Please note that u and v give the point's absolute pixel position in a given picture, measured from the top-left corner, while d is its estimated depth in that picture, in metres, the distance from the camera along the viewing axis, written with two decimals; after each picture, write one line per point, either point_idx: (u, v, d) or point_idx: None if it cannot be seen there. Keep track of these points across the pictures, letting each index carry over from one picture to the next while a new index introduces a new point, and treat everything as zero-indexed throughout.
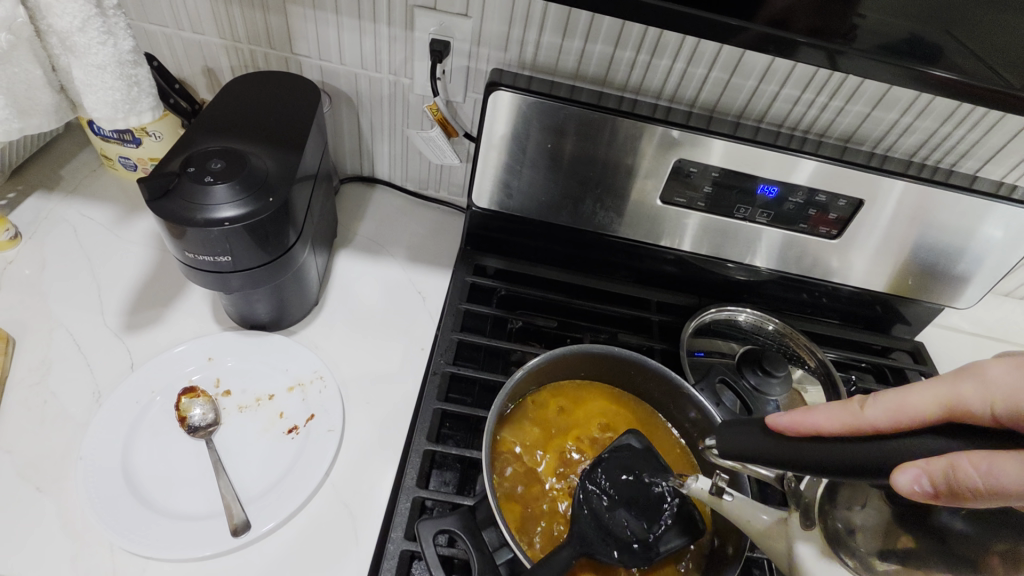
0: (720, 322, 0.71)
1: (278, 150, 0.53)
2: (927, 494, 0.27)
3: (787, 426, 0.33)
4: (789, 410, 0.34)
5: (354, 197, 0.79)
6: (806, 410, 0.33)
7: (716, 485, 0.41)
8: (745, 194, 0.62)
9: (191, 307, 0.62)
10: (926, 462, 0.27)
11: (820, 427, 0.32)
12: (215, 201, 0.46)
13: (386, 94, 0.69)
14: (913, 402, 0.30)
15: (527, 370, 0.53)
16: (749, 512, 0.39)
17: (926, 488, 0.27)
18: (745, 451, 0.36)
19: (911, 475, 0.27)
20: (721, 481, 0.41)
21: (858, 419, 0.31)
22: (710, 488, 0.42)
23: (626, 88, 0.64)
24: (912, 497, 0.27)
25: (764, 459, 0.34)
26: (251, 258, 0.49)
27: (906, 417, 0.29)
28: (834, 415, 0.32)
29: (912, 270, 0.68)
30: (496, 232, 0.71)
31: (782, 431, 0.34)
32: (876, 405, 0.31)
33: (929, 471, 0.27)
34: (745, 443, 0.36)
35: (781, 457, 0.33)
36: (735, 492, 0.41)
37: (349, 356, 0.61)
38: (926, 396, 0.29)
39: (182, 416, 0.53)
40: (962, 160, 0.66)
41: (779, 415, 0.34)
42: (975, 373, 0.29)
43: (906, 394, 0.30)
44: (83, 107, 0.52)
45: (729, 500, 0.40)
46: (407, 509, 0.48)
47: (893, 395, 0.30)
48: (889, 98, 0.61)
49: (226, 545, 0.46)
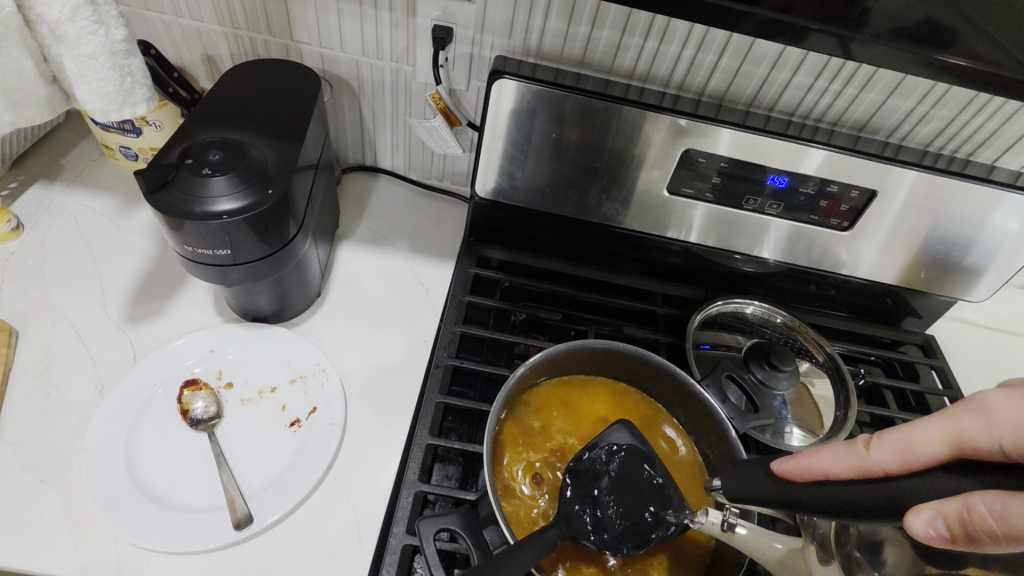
0: (726, 315, 0.70)
1: (277, 139, 0.52)
2: (942, 537, 0.27)
3: (794, 473, 0.35)
4: (795, 455, 0.36)
5: (357, 188, 0.78)
6: (812, 453, 0.35)
7: (726, 521, 0.42)
8: (754, 185, 0.61)
9: (193, 298, 0.62)
10: (939, 504, 0.27)
11: (828, 471, 0.33)
12: (214, 193, 0.46)
13: (388, 82, 0.68)
14: (917, 441, 0.30)
15: (529, 366, 0.52)
16: (763, 543, 0.41)
17: (940, 530, 0.27)
18: (757, 495, 0.38)
19: (924, 517, 0.27)
20: (730, 515, 0.42)
21: (863, 461, 0.32)
22: (720, 524, 0.43)
23: (634, 76, 0.63)
24: (929, 542, 0.27)
25: (774, 498, 0.36)
26: (251, 251, 0.49)
27: (910, 455, 0.30)
28: (839, 458, 0.33)
29: (924, 262, 0.66)
30: (500, 223, 0.70)
31: (790, 478, 0.35)
32: (880, 445, 0.32)
33: (943, 513, 0.27)
34: (754, 482, 0.38)
35: (790, 499, 0.35)
36: (747, 522, 0.42)
37: (351, 349, 0.61)
38: (928, 434, 0.30)
39: (185, 409, 0.52)
40: (979, 149, 0.64)
41: (786, 462, 0.36)
42: (977, 408, 0.30)
43: (909, 432, 0.31)
44: (76, 99, 0.51)
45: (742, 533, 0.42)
46: (408, 504, 0.48)
47: (897, 433, 0.31)
48: (905, 86, 0.59)
49: (229, 538, 0.46)
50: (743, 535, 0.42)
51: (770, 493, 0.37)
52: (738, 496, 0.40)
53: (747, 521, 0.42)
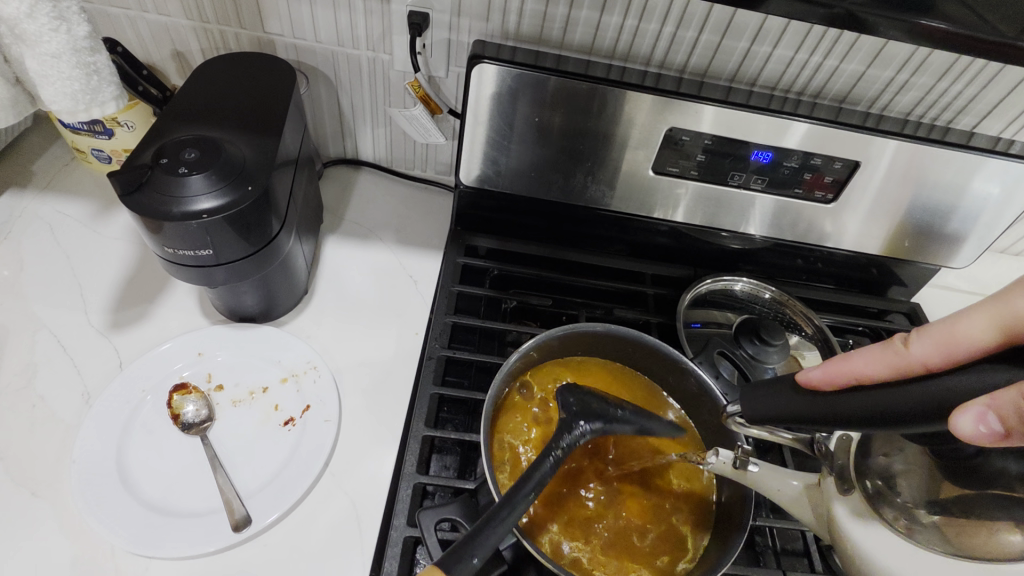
0: (715, 292, 0.70)
1: (254, 135, 0.51)
2: (994, 430, 0.28)
3: (821, 381, 0.37)
4: (820, 364, 0.37)
5: (339, 180, 0.77)
6: (842, 359, 0.36)
7: (740, 459, 0.46)
8: (739, 161, 0.61)
9: (178, 301, 0.60)
10: (990, 400, 0.28)
11: (863, 372, 0.35)
12: (192, 192, 0.45)
13: (365, 71, 0.67)
14: (962, 331, 0.34)
15: (523, 353, 0.52)
16: (777, 480, 0.44)
17: (991, 426, 0.28)
18: (771, 414, 0.40)
19: (975, 414, 0.28)
20: (743, 455, 0.46)
21: (904, 357, 0.35)
22: (733, 462, 0.46)
23: (615, 56, 0.62)
24: (980, 438, 0.28)
25: (787, 414, 0.38)
26: (234, 250, 0.48)
27: (954, 345, 0.33)
28: (880, 358, 0.35)
29: (908, 232, 0.67)
30: (487, 210, 0.70)
31: (816, 385, 0.37)
32: (922, 340, 0.34)
33: (994, 408, 0.28)
34: (767, 404, 0.40)
35: (810, 412, 0.36)
36: (760, 463, 0.45)
37: (342, 344, 0.60)
38: (974, 324, 0.34)
39: (175, 414, 0.52)
40: (960, 116, 0.64)
41: (812, 371, 0.38)
42: (1018, 293, 0.34)
43: (956, 324, 0.34)
44: (40, 100, 0.50)
45: (754, 472, 0.45)
46: (408, 496, 0.48)
47: (940, 327, 0.34)
48: (885, 55, 0.59)
49: (228, 540, 0.45)
50: (755, 473, 0.45)
51: (789, 407, 0.38)
52: (752, 415, 0.41)
53: (760, 462, 0.45)
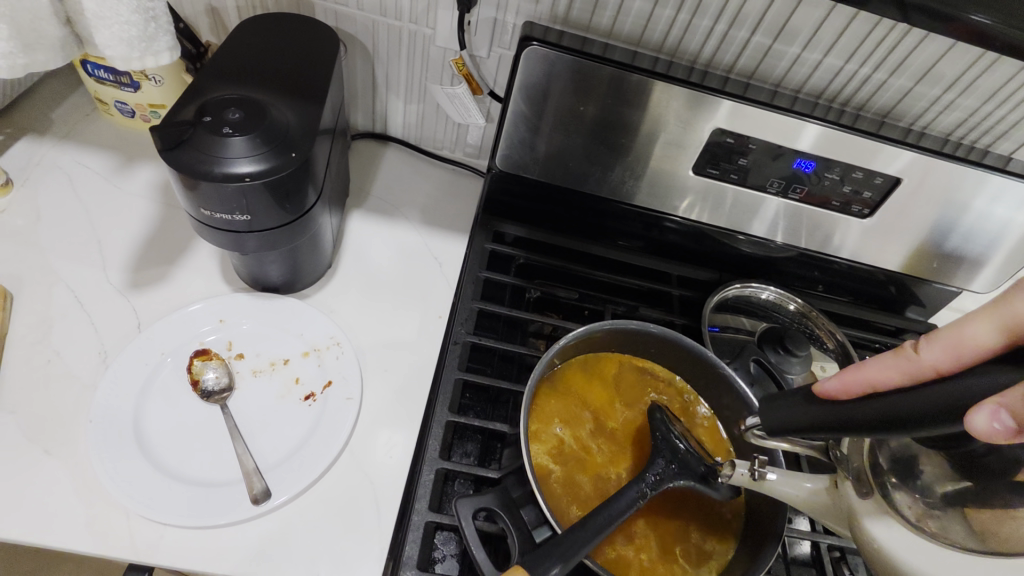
0: (741, 298, 0.70)
1: (298, 101, 0.49)
2: (1009, 429, 0.27)
3: (836, 391, 0.36)
4: (834, 377, 0.36)
5: (365, 154, 0.75)
6: (855, 368, 0.35)
7: (757, 469, 0.43)
8: (780, 168, 0.60)
9: (199, 265, 0.59)
10: (1002, 397, 0.27)
11: (875, 382, 0.34)
12: (233, 153, 0.43)
13: (404, 45, 0.65)
14: (969, 336, 0.32)
15: (562, 344, 0.52)
16: (792, 485, 0.43)
17: (1006, 423, 0.27)
18: (794, 423, 0.38)
19: (989, 412, 0.27)
20: (760, 462, 0.44)
21: (913, 363, 0.33)
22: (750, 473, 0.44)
23: (662, 50, 0.61)
24: (993, 436, 0.27)
25: (810, 425, 0.36)
26: (270, 217, 0.46)
27: (961, 350, 0.32)
28: (890, 367, 0.34)
29: (933, 253, 0.67)
30: (515, 197, 0.68)
31: (833, 396, 0.36)
32: (929, 347, 0.33)
33: (1007, 405, 0.27)
34: (790, 415, 0.38)
35: (827, 420, 0.35)
36: (776, 469, 0.44)
37: (364, 322, 0.59)
38: (981, 327, 0.32)
39: (195, 380, 0.50)
40: (998, 141, 0.64)
41: (827, 382, 0.37)
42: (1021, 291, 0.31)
43: (961, 329, 0.32)
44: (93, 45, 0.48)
45: (774, 479, 0.43)
46: (430, 480, 0.47)
47: (948, 332, 0.33)
48: (934, 73, 0.58)
49: (245, 513, 0.44)
50: (773, 480, 0.43)
51: (809, 419, 0.36)
52: (777, 425, 0.39)
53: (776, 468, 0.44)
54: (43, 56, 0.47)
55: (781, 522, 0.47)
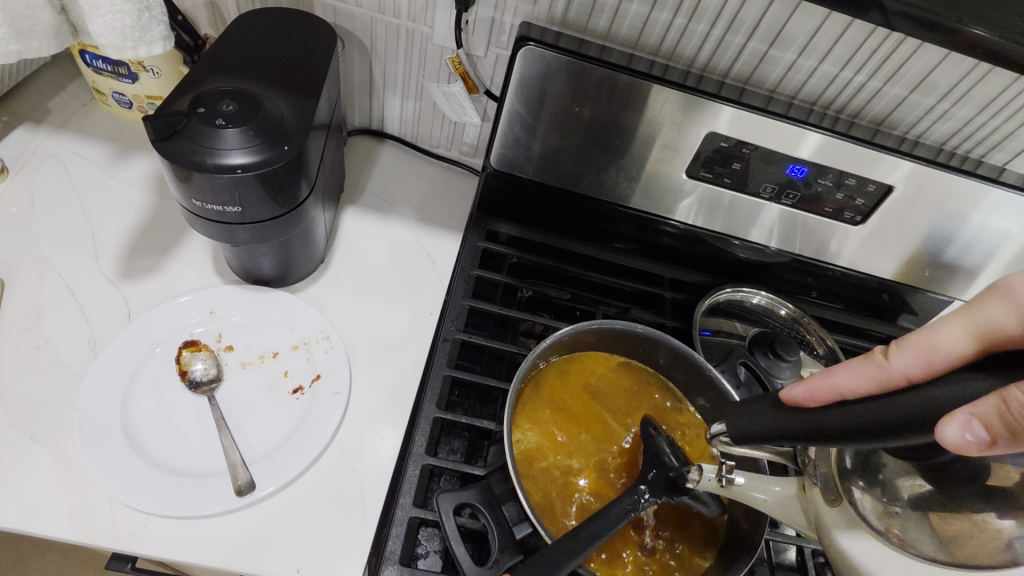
0: (732, 303, 0.70)
1: (293, 94, 0.49)
2: (980, 440, 0.27)
3: (806, 399, 0.35)
4: (802, 384, 0.36)
5: (361, 151, 0.76)
6: (823, 375, 0.35)
7: (724, 475, 0.43)
8: (773, 173, 0.60)
9: (191, 256, 0.59)
10: (973, 408, 0.27)
11: (843, 389, 0.33)
12: (226, 145, 0.43)
13: (402, 43, 0.66)
14: (941, 342, 0.32)
15: (550, 342, 0.52)
16: (760, 487, 0.42)
17: (977, 434, 0.27)
18: (764, 433, 0.37)
19: (960, 424, 0.27)
20: (727, 469, 0.43)
21: (884, 370, 0.33)
22: (717, 477, 0.43)
23: (659, 53, 0.61)
24: (965, 447, 0.27)
25: (781, 434, 0.36)
26: (262, 209, 0.46)
27: (932, 356, 0.32)
28: (860, 371, 0.33)
29: (925, 261, 0.67)
30: (510, 196, 0.69)
31: (802, 403, 0.35)
32: (899, 353, 0.33)
33: (978, 415, 0.27)
34: (757, 425, 0.37)
35: (799, 429, 0.34)
36: (744, 472, 0.43)
37: (355, 317, 0.59)
38: (952, 334, 0.33)
39: (183, 370, 0.50)
40: (992, 151, 0.64)
41: (794, 388, 0.36)
42: (993, 300, 0.33)
43: (932, 335, 0.33)
44: (86, 32, 0.48)
45: (740, 484, 0.42)
46: (415, 476, 0.47)
47: (918, 339, 0.33)
48: (929, 83, 0.58)
49: (230, 504, 0.44)
50: (742, 485, 0.43)
51: (780, 427, 0.36)
52: (743, 435, 0.38)
53: (744, 471, 0.43)
54: (36, 42, 0.47)
55: (759, 531, 0.47)
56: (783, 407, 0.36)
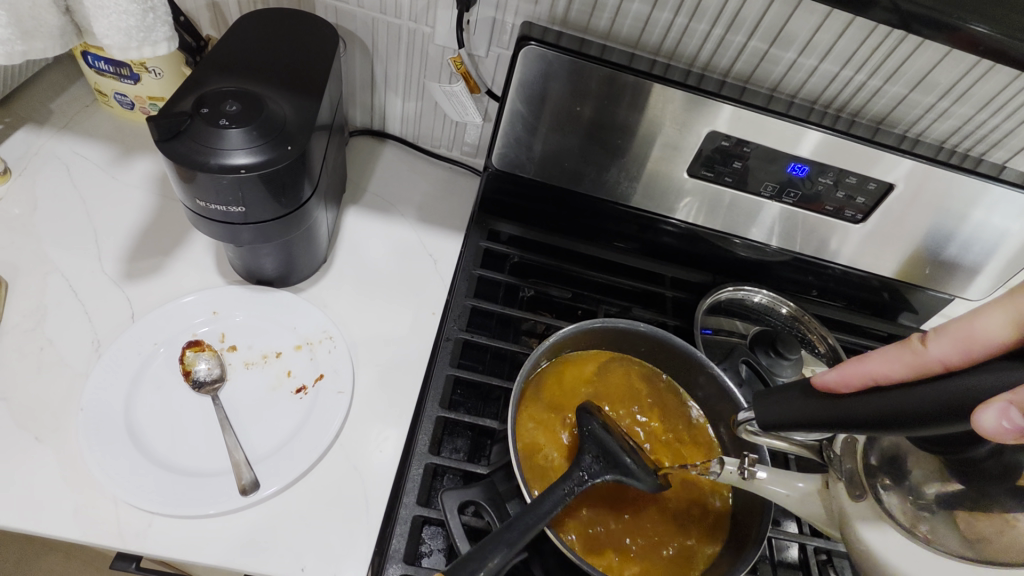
0: (734, 301, 0.70)
1: (295, 94, 0.49)
2: (1017, 428, 0.26)
3: (837, 384, 0.35)
4: (832, 367, 0.36)
5: (362, 151, 0.76)
6: (857, 361, 0.35)
7: (747, 468, 0.43)
8: (773, 172, 0.61)
9: (194, 257, 0.59)
10: (1012, 395, 0.27)
11: (876, 376, 0.34)
12: (229, 145, 0.43)
13: (403, 43, 0.66)
14: (981, 330, 0.31)
15: (553, 340, 0.52)
16: (784, 483, 0.43)
17: (1015, 422, 0.26)
18: (789, 420, 0.37)
19: (997, 411, 0.27)
20: (749, 462, 0.44)
21: (919, 358, 0.33)
22: (739, 471, 0.44)
23: (660, 53, 0.61)
24: (1000, 435, 0.27)
25: (807, 422, 0.36)
26: (265, 209, 0.47)
27: (971, 345, 0.31)
28: (895, 359, 0.33)
29: (926, 259, 0.67)
30: (512, 196, 0.69)
31: (832, 389, 0.35)
32: (936, 341, 0.32)
33: (1016, 403, 0.27)
34: (784, 411, 0.38)
35: (826, 417, 0.35)
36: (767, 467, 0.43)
37: (358, 317, 0.60)
38: (995, 321, 0.31)
39: (187, 370, 0.51)
40: (992, 149, 0.64)
41: (826, 373, 0.36)
42: None
43: (973, 323, 0.32)
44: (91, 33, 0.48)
45: (763, 478, 0.43)
46: (418, 475, 0.47)
47: (958, 326, 0.32)
48: (929, 81, 0.59)
49: (235, 503, 0.45)
50: (764, 479, 0.43)
51: (806, 414, 0.36)
52: (771, 421, 0.39)
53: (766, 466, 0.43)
54: (41, 44, 0.48)
55: (765, 525, 0.47)
56: (811, 396, 0.36)
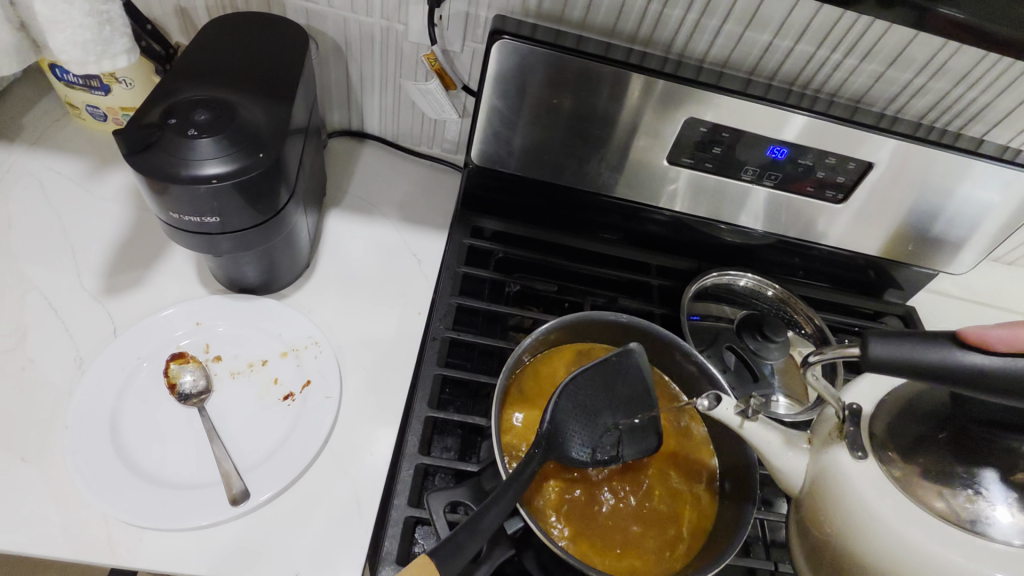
0: (719, 287, 0.70)
1: (266, 99, 0.49)
2: None
3: (996, 343, 0.31)
4: (998, 324, 0.31)
5: (342, 152, 0.75)
6: None
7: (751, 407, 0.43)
8: (753, 156, 0.60)
9: (175, 268, 0.59)
10: None
11: None
12: (201, 155, 0.43)
13: (377, 42, 0.65)
14: None
15: (535, 336, 0.52)
16: (776, 436, 0.42)
17: None
18: (903, 367, 0.33)
19: None
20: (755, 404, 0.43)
21: None
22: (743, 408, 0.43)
23: (636, 40, 0.61)
24: None
25: (937, 374, 0.32)
26: (242, 217, 0.46)
27: None
28: None
29: (910, 236, 0.68)
30: (494, 191, 0.69)
31: (989, 346, 0.31)
32: None
33: None
34: (908, 360, 0.32)
35: (962, 373, 0.31)
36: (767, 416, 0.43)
37: (343, 320, 0.59)
38: None
39: (172, 383, 0.50)
40: (970, 123, 0.64)
41: (990, 328, 0.31)
42: None
43: None
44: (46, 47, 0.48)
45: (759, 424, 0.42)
46: (409, 476, 0.48)
47: None
48: (905, 58, 0.59)
49: (226, 513, 0.45)
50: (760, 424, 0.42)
51: (939, 366, 0.32)
52: (878, 364, 0.33)
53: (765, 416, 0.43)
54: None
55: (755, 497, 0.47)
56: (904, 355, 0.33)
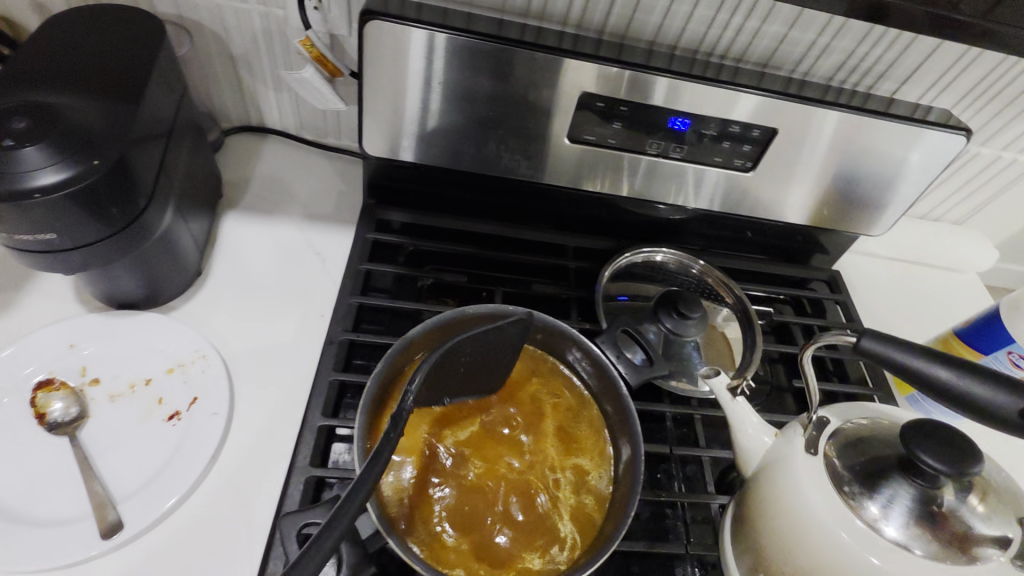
0: (636, 264, 0.69)
1: (104, 100, 0.45)
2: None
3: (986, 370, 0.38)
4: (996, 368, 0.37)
5: (241, 149, 0.71)
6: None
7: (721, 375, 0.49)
8: (656, 129, 0.58)
9: (48, 287, 0.55)
10: None
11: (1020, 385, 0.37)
12: (24, 166, 0.39)
13: (258, 30, 0.61)
14: None
15: (409, 339, 0.48)
16: (749, 427, 0.48)
17: None
18: (898, 360, 0.40)
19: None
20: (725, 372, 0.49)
21: None
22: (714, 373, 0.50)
23: (529, 14, 0.58)
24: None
25: (912, 368, 0.39)
26: (87, 230, 0.43)
27: None
28: None
29: (829, 201, 0.66)
30: (400, 181, 0.65)
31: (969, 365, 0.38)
32: None
33: None
34: (904, 354, 0.40)
35: (931, 372, 0.39)
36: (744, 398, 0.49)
37: (237, 329, 0.56)
38: None
39: (40, 413, 0.47)
40: (881, 81, 0.63)
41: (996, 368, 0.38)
42: None
43: None
44: None
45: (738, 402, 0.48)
46: (299, 490, 0.46)
47: None
48: (806, 17, 0.57)
49: (96, 549, 0.42)
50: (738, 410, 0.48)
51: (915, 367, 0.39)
52: (878, 346, 0.41)
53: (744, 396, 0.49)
54: None
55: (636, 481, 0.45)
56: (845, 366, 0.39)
